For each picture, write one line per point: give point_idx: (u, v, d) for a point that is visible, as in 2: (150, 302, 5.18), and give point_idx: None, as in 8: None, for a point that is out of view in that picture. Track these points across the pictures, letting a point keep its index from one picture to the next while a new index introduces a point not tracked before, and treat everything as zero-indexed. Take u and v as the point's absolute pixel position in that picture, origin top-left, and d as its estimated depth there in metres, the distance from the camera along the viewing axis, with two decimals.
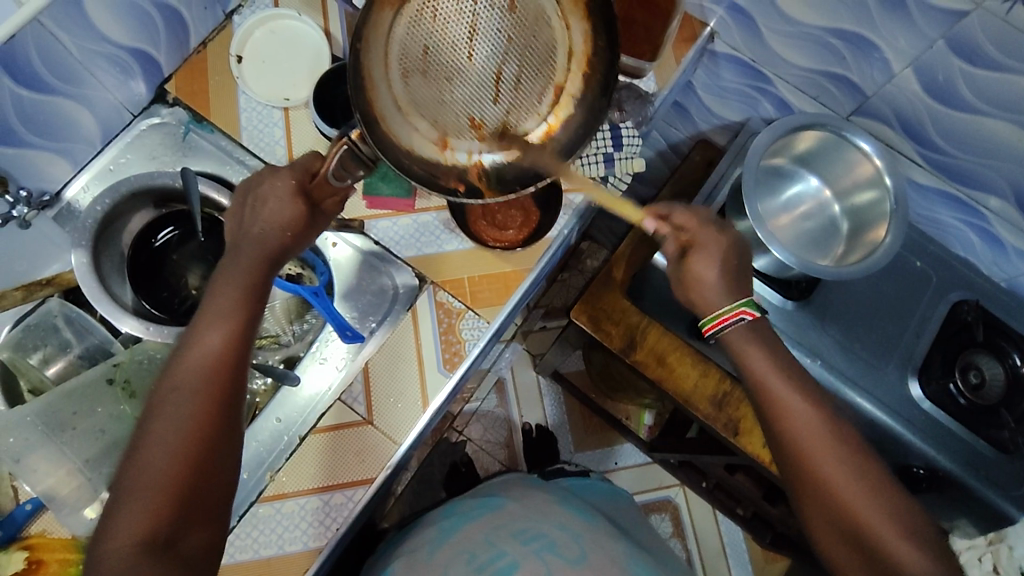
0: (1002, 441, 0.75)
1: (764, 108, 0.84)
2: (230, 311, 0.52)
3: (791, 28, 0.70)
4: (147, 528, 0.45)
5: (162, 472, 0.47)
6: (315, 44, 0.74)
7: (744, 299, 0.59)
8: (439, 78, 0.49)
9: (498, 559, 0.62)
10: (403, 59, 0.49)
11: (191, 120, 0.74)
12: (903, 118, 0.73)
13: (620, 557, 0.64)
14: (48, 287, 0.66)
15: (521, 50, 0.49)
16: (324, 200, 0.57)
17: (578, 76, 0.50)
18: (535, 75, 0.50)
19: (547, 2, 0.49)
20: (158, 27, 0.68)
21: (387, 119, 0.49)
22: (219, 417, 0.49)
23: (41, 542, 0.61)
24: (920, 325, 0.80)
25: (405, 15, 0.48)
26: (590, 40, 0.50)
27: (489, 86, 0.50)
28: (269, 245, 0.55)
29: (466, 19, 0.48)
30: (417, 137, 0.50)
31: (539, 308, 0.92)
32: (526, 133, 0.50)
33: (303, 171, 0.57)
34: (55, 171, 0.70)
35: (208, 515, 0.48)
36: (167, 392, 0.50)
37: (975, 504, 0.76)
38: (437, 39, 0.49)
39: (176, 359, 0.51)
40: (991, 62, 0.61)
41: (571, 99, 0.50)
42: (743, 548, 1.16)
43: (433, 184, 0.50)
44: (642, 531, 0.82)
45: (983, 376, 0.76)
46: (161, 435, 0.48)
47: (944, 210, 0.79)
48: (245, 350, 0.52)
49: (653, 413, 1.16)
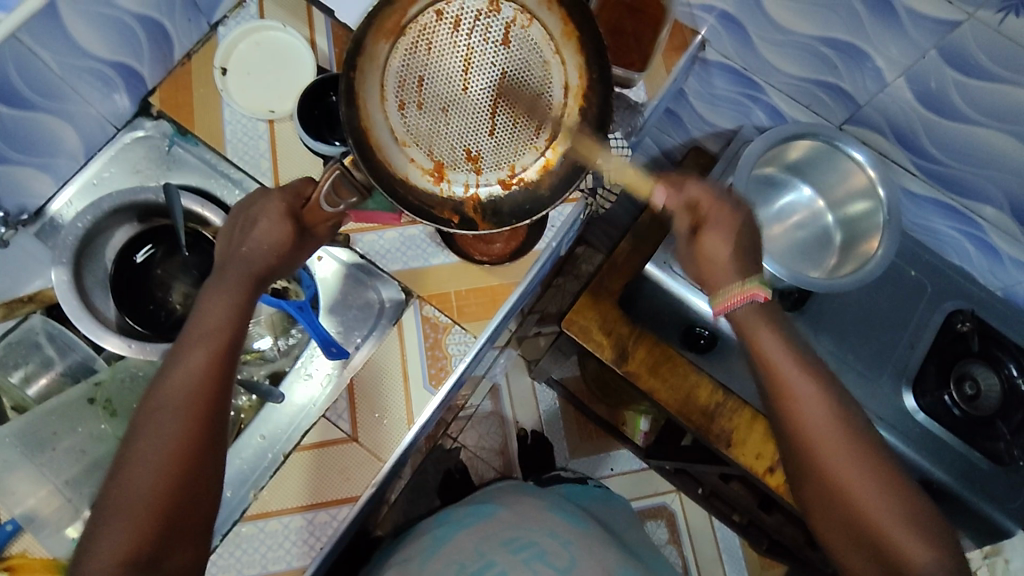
0: (997, 453, 0.74)
1: (757, 116, 0.83)
2: (215, 331, 0.51)
3: (783, 38, 0.69)
4: (129, 551, 0.44)
5: (144, 494, 0.45)
6: (301, 56, 0.73)
7: (759, 279, 0.58)
8: (435, 109, 0.51)
9: (487, 569, 0.61)
10: (399, 90, 0.51)
11: (175, 133, 0.73)
12: (896, 126, 0.71)
13: (608, 563, 0.62)
14: (30, 304, 0.66)
15: (515, 83, 0.51)
16: (315, 225, 0.57)
17: (575, 110, 0.52)
18: (532, 109, 0.52)
19: (539, 37, 0.51)
20: (141, 40, 0.67)
21: (385, 148, 0.51)
22: (203, 436, 0.48)
23: (22, 564, 0.63)
24: (914, 335, 0.79)
25: (400, 46, 0.50)
26: (584, 74, 0.51)
27: (485, 118, 0.51)
28: (257, 265, 0.54)
29: (461, 51, 0.50)
30: (413, 166, 0.51)
31: (533, 314, 0.91)
32: (521, 167, 0.53)
33: (294, 195, 0.56)
34: (37, 185, 0.70)
35: (190, 537, 0.47)
36: (149, 411, 0.48)
37: (972, 517, 0.75)
38: (432, 71, 0.51)
39: (160, 378, 0.50)
40: (985, 72, 0.60)
41: (567, 134, 0.52)
42: (740, 555, 1.15)
43: (428, 213, 0.52)
44: (633, 533, 0.81)
45: (979, 387, 0.75)
46: (145, 455, 0.46)
47: (938, 218, 0.78)
48: (229, 367, 0.51)
49: (649, 420, 1.10)
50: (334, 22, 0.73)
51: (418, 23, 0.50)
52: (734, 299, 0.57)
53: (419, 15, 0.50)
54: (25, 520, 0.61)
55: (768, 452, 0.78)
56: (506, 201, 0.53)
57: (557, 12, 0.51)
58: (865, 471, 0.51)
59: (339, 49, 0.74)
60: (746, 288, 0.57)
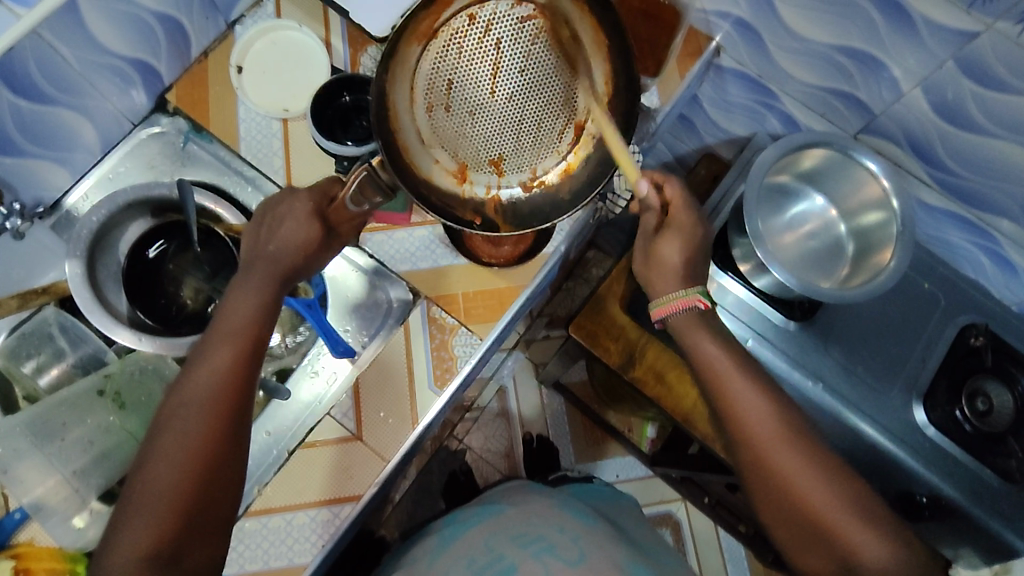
0: (1008, 470, 0.72)
1: (771, 124, 0.83)
2: (239, 330, 0.51)
3: (798, 45, 0.69)
4: (151, 545, 0.44)
5: (168, 487, 0.46)
6: (315, 55, 0.74)
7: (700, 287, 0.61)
8: (462, 111, 0.54)
9: (497, 563, 0.61)
10: (427, 92, 0.53)
11: (190, 129, 0.74)
12: (912, 137, 0.71)
13: (619, 558, 0.61)
14: (44, 296, 0.67)
15: (543, 90, 0.53)
16: (341, 225, 0.58)
17: (599, 117, 0.54)
18: (557, 115, 0.55)
19: (570, 47, 0.53)
20: (159, 38, 0.68)
21: (411, 151, 0.53)
22: (226, 431, 0.48)
23: (30, 551, 0.62)
24: (925, 349, 0.78)
25: (431, 48, 0.52)
26: (611, 82, 0.53)
27: (510, 122, 0.54)
28: (282, 263, 0.55)
29: (490, 58, 0.52)
30: (438, 169, 0.54)
31: (542, 317, 0.93)
32: (542, 171, 0.56)
33: (321, 193, 0.58)
34: (54, 178, 0.71)
35: (211, 533, 0.47)
36: (175, 406, 0.49)
37: (981, 535, 0.74)
38: (461, 75, 0.52)
39: (185, 375, 0.50)
40: (1003, 83, 0.59)
41: (590, 140, 0.55)
42: (746, 564, 1.14)
43: (449, 214, 0.55)
44: (644, 533, 0.78)
45: (991, 403, 0.73)
46: (168, 452, 0.47)
47: (953, 230, 0.77)
48: (253, 364, 0.51)
49: (656, 426, 1.09)
50: (349, 23, 0.74)
51: (450, 26, 0.51)
52: (679, 301, 0.60)
53: (452, 18, 0.51)
54: (33, 509, 0.61)
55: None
56: (527, 205, 0.56)
57: (590, 21, 0.52)
58: (820, 482, 0.53)
59: (353, 50, 0.74)
60: (688, 295, 0.60)
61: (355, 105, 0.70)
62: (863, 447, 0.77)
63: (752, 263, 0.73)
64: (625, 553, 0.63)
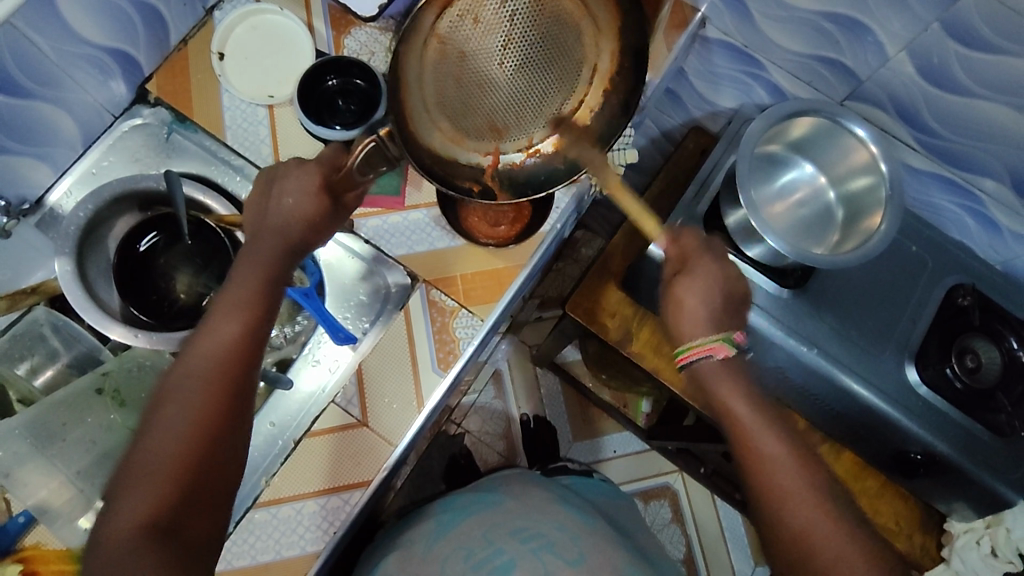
0: (998, 424, 0.74)
1: (758, 94, 0.83)
2: (247, 302, 0.51)
3: (785, 13, 0.69)
4: (150, 513, 0.43)
5: (167, 459, 0.45)
6: (297, 39, 0.72)
7: (722, 335, 0.59)
8: (470, 83, 0.56)
9: (496, 558, 0.62)
10: (437, 60, 0.55)
11: (173, 120, 0.72)
12: (897, 101, 0.71)
13: (617, 560, 0.63)
14: (33, 296, 0.66)
15: (549, 65, 0.56)
16: (345, 194, 0.57)
17: (599, 91, 0.58)
18: (561, 90, 0.58)
19: (583, 24, 0.56)
20: (137, 25, 0.66)
21: (415, 119, 0.56)
22: (229, 401, 0.48)
23: (36, 555, 0.64)
24: (916, 311, 0.79)
25: (446, 17, 0.54)
26: (615, 60, 0.57)
27: (515, 93, 0.57)
28: (289, 236, 0.55)
29: (504, 31, 0.55)
30: (437, 134, 0.57)
31: (534, 299, 0.93)
32: (539, 141, 0.59)
33: (329, 164, 0.57)
34: (36, 175, 0.69)
35: (213, 504, 0.46)
36: (179, 378, 0.48)
37: (973, 488, 0.76)
38: (473, 48, 0.55)
39: (190, 347, 0.50)
40: (986, 44, 0.60)
41: (589, 114, 0.59)
42: (743, 532, 1.16)
43: (450, 183, 0.59)
44: (641, 534, 0.79)
45: (980, 360, 0.75)
46: (167, 421, 0.46)
47: (939, 193, 0.78)
48: (259, 341, 0.51)
49: (650, 401, 1.13)
50: (331, 5, 0.72)
51: None
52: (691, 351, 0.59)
53: None
54: (38, 512, 0.61)
55: (905, 521, 0.83)
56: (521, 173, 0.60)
57: (608, 8, 0.56)
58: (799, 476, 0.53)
59: (337, 32, 0.73)
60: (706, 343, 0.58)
61: (341, 89, 0.68)
62: (859, 408, 0.78)
63: (746, 232, 0.73)
64: (621, 555, 0.64)
